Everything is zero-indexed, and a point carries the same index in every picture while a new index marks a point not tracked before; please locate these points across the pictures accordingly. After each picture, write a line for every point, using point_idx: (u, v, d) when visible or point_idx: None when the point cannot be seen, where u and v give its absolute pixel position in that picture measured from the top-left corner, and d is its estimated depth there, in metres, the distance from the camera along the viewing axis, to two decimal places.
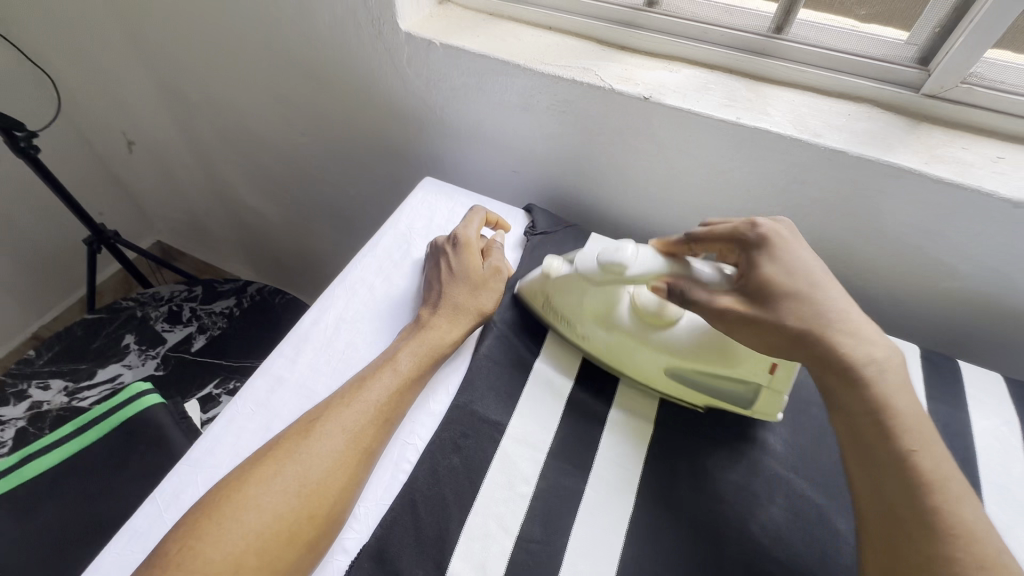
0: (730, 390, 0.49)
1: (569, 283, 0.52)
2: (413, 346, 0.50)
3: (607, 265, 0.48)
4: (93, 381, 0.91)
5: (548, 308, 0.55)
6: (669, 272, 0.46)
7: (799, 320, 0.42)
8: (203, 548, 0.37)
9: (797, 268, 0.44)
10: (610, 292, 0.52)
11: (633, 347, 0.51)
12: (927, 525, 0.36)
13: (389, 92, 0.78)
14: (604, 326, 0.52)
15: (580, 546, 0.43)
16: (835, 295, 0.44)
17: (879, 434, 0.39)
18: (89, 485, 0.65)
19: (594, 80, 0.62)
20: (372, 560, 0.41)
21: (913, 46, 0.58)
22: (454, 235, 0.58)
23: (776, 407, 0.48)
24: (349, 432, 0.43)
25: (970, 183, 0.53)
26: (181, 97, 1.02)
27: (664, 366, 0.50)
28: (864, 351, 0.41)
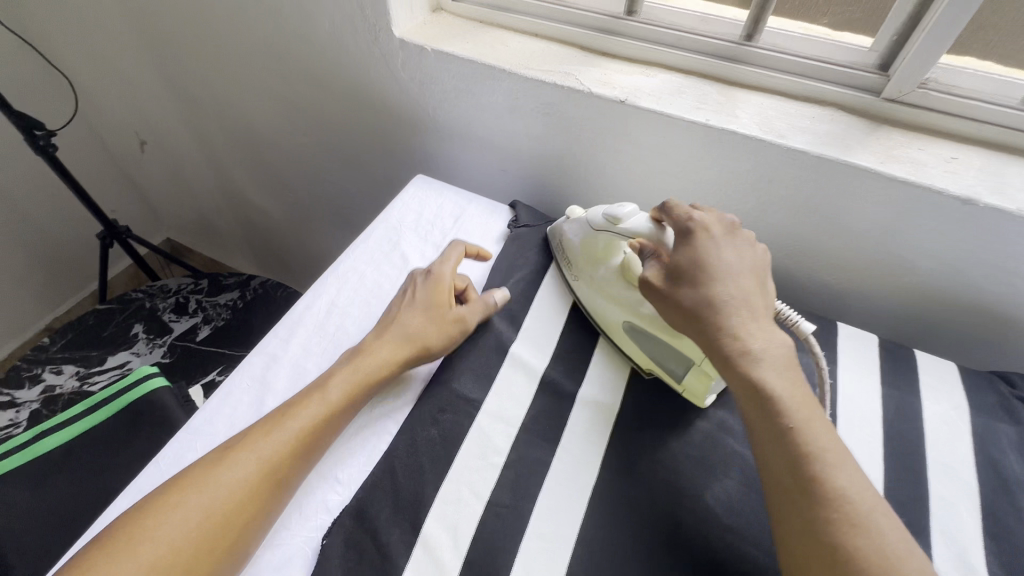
0: (669, 361, 0.53)
1: (579, 226, 0.61)
2: (348, 375, 0.50)
3: (608, 216, 0.56)
4: (103, 367, 0.96)
5: (563, 249, 0.64)
6: (648, 234, 0.53)
7: (694, 301, 0.47)
8: (147, 536, 0.39)
9: (711, 260, 0.48)
10: (614, 246, 0.58)
11: (607, 298, 0.58)
12: (812, 494, 0.37)
13: (385, 95, 0.82)
14: (593, 277, 0.59)
15: (545, 511, 0.46)
16: (738, 288, 0.47)
17: (766, 415, 0.41)
18: (97, 458, 0.69)
19: (575, 84, 0.66)
20: (354, 518, 0.45)
21: (875, 52, 0.61)
22: (430, 269, 0.59)
23: (703, 391, 0.51)
24: (264, 460, 0.44)
25: (923, 182, 0.56)
26: (191, 99, 1.07)
27: (624, 321, 0.56)
28: (747, 339, 0.44)
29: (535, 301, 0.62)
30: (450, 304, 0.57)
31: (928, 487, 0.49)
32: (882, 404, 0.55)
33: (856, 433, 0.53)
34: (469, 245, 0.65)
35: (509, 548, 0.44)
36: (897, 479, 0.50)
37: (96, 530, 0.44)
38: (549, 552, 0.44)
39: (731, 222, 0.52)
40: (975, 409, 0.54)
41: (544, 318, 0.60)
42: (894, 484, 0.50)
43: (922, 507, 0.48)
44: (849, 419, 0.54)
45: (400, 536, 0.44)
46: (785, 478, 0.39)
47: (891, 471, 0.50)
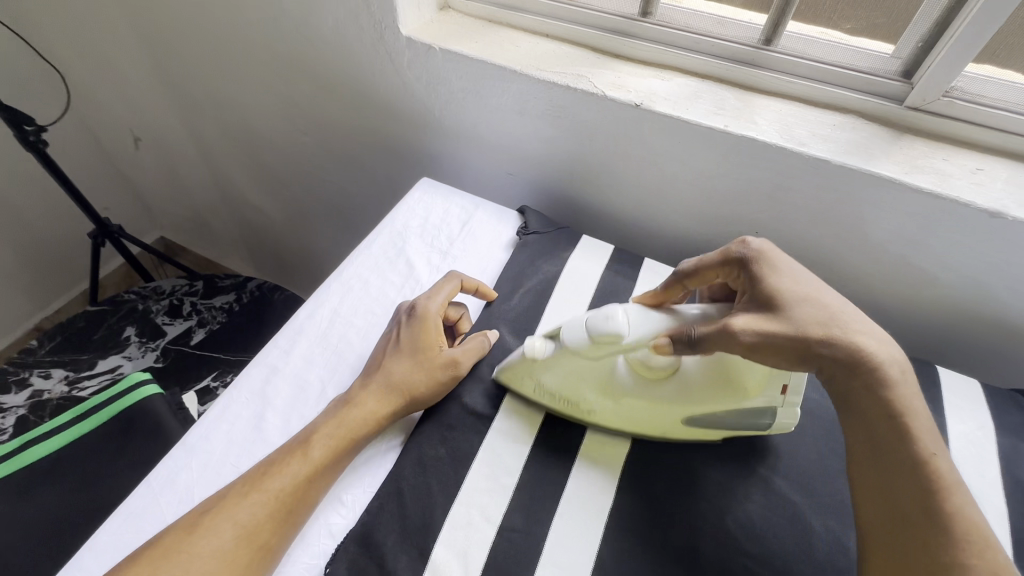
0: (747, 420, 0.48)
1: (558, 360, 0.48)
2: (332, 428, 0.46)
3: (602, 336, 0.44)
4: (94, 371, 0.93)
5: (542, 392, 0.50)
6: (668, 325, 0.45)
7: (815, 324, 0.42)
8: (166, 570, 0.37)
9: (797, 276, 0.46)
10: (603, 365, 0.47)
11: (647, 407, 0.47)
12: (947, 527, 0.36)
13: (389, 94, 0.80)
14: (611, 396, 0.48)
15: (560, 536, 0.44)
16: (837, 296, 0.45)
17: (900, 438, 0.40)
18: (85, 470, 0.66)
19: (588, 87, 0.64)
20: (358, 544, 0.43)
21: (898, 59, 0.59)
22: (415, 305, 0.54)
23: (790, 420, 0.49)
24: (241, 526, 0.40)
25: (949, 194, 0.54)
26: (188, 95, 1.05)
27: (682, 417, 0.47)
28: (882, 349, 0.42)
29: (546, 313, 0.60)
30: (441, 346, 0.52)
31: None
32: None
33: None
34: (466, 277, 0.58)
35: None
36: None
37: (83, 556, 0.42)
38: None
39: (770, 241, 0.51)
40: (1002, 429, 0.53)
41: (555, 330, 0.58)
42: None
43: None
44: None
45: (407, 562, 0.42)
46: (908, 506, 0.38)
47: None
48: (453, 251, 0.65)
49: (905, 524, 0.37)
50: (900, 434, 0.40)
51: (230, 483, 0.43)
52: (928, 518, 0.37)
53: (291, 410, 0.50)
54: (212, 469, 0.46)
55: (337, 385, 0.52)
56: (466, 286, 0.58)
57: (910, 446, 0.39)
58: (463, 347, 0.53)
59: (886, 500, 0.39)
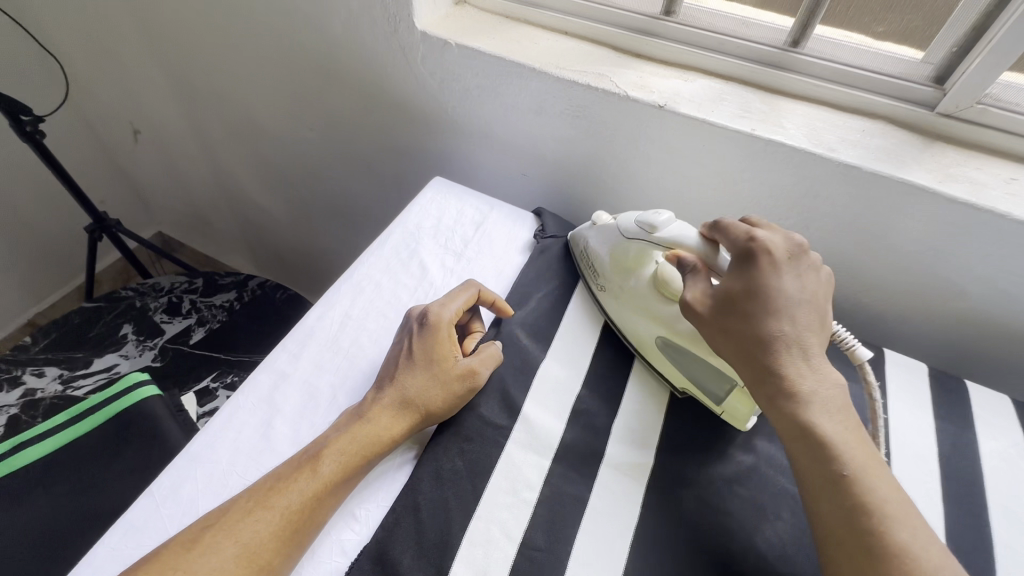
0: (707, 383, 0.49)
1: (608, 235, 0.57)
2: (344, 443, 0.43)
3: (641, 223, 0.52)
4: (89, 370, 0.90)
5: (585, 259, 0.60)
6: (691, 247, 0.49)
7: (753, 333, 0.43)
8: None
9: (775, 290, 0.43)
10: (642, 257, 0.54)
11: (641, 316, 0.53)
12: (875, 551, 0.35)
13: (400, 90, 0.78)
14: (622, 289, 0.55)
15: (584, 555, 0.42)
16: (794, 325, 0.43)
17: (821, 459, 0.39)
18: (81, 475, 0.63)
19: (610, 86, 0.62)
20: (372, 561, 0.41)
21: (929, 64, 0.57)
22: (427, 314, 0.51)
23: (745, 414, 0.48)
24: (243, 544, 0.38)
25: (984, 204, 0.52)
26: (191, 88, 1.02)
27: (659, 338, 0.52)
28: (800, 380, 0.41)
29: (564, 320, 0.58)
30: (456, 358, 0.50)
31: (992, 533, 0.46)
32: (936, 439, 0.51)
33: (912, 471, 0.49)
34: (482, 287, 0.56)
35: None
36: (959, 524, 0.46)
37: (80, 573, 0.39)
38: None
39: (798, 244, 0.47)
40: None
41: (574, 337, 0.56)
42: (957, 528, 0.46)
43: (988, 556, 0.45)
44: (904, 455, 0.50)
45: None
46: (839, 528, 0.37)
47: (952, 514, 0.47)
48: (467, 252, 0.63)
49: (842, 546, 0.36)
50: (822, 453, 0.39)
51: (233, 496, 0.41)
52: (860, 539, 0.36)
53: (301, 417, 0.48)
54: (217, 479, 0.44)
55: (350, 391, 0.50)
56: (481, 294, 0.55)
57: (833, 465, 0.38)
58: (482, 357, 0.51)
59: (824, 522, 0.38)
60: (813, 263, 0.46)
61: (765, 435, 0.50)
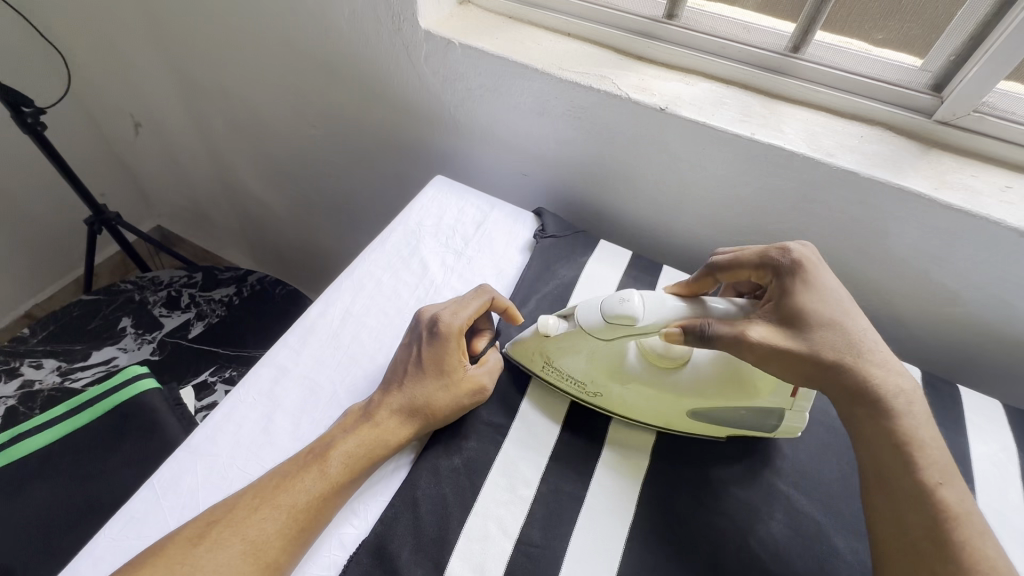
0: (752, 423, 0.48)
1: (570, 340, 0.48)
2: (350, 444, 0.44)
3: (615, 318, 0.44)
4: (87, 362, 0.90)
5: (551, 369, 0.50)
6: (679, 316, 0.44)
7: (838, 350, 0.42)
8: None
9: (833, 296, 0.45)
10: (615, 347, 0.48)
11: (655, 397, 0.48)
12: (955, 554, 0.36)
13: (403, 88, 0.78)
14: (620, 382, 0.48)
15: (579, 552, 0.42)
16: (862, 325, 0.44)
17: (903, 465, 0.40)
18: (79, 466, 0.63)
19: (612, 88, 0.63)
20: (371, 555, 0.41)
21: (927, 72, 0.58)
22: (439, 320, 0.50)
23: (799, 425, 0.48)
24: (249, 541, 0.38)
25: (979, 211, 0.53)
26: (193, 82, 1.02)
27: (686, 409, 0.48)
28: (897, 380, 0.42)
29: None
30: (465, 366, 0.49)
31: None
32: None
33: None
34: (497, 294, 0.54)
35: None
36: None
37: (81, 561, 0.40)
38: None
39: (817, 249, 0.50)
40: None
41: None
42: None
43: None
44: None
45: None
46: (918, 533, 0.38)
47: None
48: (468, 252, 0.63)
49: (914, 549, 0.37)
50: (903, 459, 0.40)
51: (238, 492, 0.41)
52: (936, 545, 0.37)
53: (301, 412, 0.48)
54: (218, 472, 0.44)
55: (350, 388, 0.50)
56: (494, 300, 0.54)
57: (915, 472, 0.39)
58: (487, 370, 0.51)
59: (897, 527, 0.38)
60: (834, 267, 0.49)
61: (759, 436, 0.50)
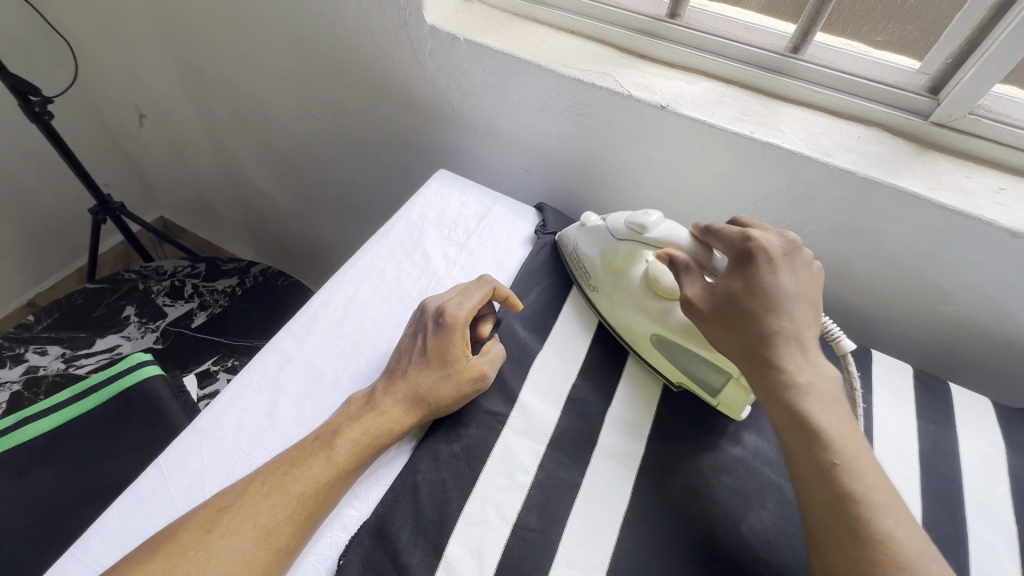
0: (703, 374, 0.51)
1: (598, 234, 0.58)
2: (356, 432, 0.44)
3: (633, 224, 0.54)
4: (91, 350, 0.91)
5: (575, 258, 0.61)
6: (682, 244, 0.51)
7: (749, 332, 0.44)
8: (184, 563, 0.36)
9: (770, 286, 0.45)
10: (630, 258, 0.56)
11: (633, 313, 0.54)
12: (858, 533, 0.36)
13: (408, 83, 0.79)
14: (615, 289, 0.56)
15: (575, 537, 0.44)
16: (792, 320, 0.44)
17: (806, 447, 0.40)
18: (84, 450, 0.64)
19: (614, 86, 0.64)
20: (372, 536, 0.42)
21: (925, 74, 0.59)
22: (444, 310, 0.51)
23: (740, 404, 0.49)
24: (260, 527, 0.39)
25: (972, 211, 0.54)
26: (198, 74, 1.03)
27: (651, 335, 0.53)
28: (796, 373, 0.43)
29: (561, 313, 0.59)
30: (468, 356, 0.50)
31: (968, 527, 0.48)
32: (918, 437, 0.53)
33: (893, 467, 0.51)
34: (498, 283, 0.55)
35: None
36: (935, 518, 0.48)
37: (90, 539, 0.41)
38: None
39: (792, 241, 0.48)
40: (1012, 446, 0.53)
41: (571, 330, 0.58)
42: (933, 522, 0.48)
43: (963, 549, 0.46)
44: (886, 452, 0.52)
45: (421, 558, 0.42)
46: (827, 514, 0.38)
47: (930, 508, 0.49)
48: (469, 244, 0.64)
49: (829, 532, 0.37)
50: (807, 441, 0.40)
51: (245, 477, 0.42)
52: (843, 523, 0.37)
53: (305, 398, 0.50)
54: (223, 456, 0.45)
55: (353, 376, 0.51)
56: (497, 291, 0.55)
57: (818, 454, 0.40)
58: (491, 359, 0.52)
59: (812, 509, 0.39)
60: (807, 260, 0.47)
61: (752, 428, 0.51)
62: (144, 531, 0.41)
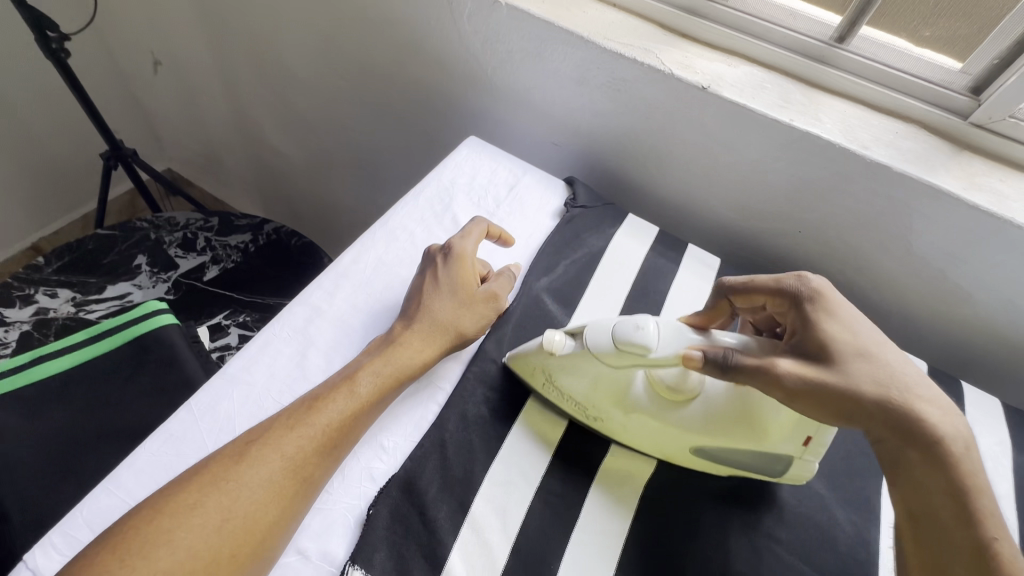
0: (759, 463, 0.45)
1: (580, 365, 0.45)
2: (378, 365, 0.45)
3: (627, 346, 0.42)
4: (102, 296, 0.91)
5: (552, 387, 0.47)
6: (699, 343, 0.42)
7: (869, 392, 0.39)
8: (213, 496, 0.37)
9: (857, 329, 0.42)
10: (620, 376, 0.45)
11: (660, 430, 0.45)
12: None
13: (441, 45, 0.77)
14: (627, 414, 0.45)
15: (597, 504, 0.45)
16: (896, 356, 0.41)
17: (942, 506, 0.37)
18: (100, 393, 0.64)
19: (656, 63, 0.63)
20: (401, 487, 0.43)
21: (968, 75, 0.58)
22: (450, 245, 0.53)
23: (810, 470, 0.45)
24: (287, 458, 0.39)
25: (1003, 214, 0.55)
26: (220, 22, 1.00)
27: (690, 445, 0.44)
28: (947, 415, 0.39)
29: (589, 288, 0.59)
30: (478, 283, 0.52)
31: None
32: None
33: None
34: (490, 222, 0.57)
35: (560, 539, 0.43)
36: None
37: (123, 472, 0.41)
38: (599, 547, 0.43)
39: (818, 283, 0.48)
40: (1018, 446, 0.54)
41: (597, 307, 0.58)
42: None
43: None
44: None
45: (448, 512, 0.42)
46: None
47: None
48: (499, 213, 0.64)
49: None
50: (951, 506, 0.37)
51: (272, 416, 0.42)
52: None
53: (334, 350, 0.50)
54: (254, 399, 0.46)
55: (380, 325, 0.52)
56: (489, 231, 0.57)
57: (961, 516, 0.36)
58: (505, 283, 0.54)
59: None
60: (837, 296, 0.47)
61: None
62: (176, 468, 0.42)
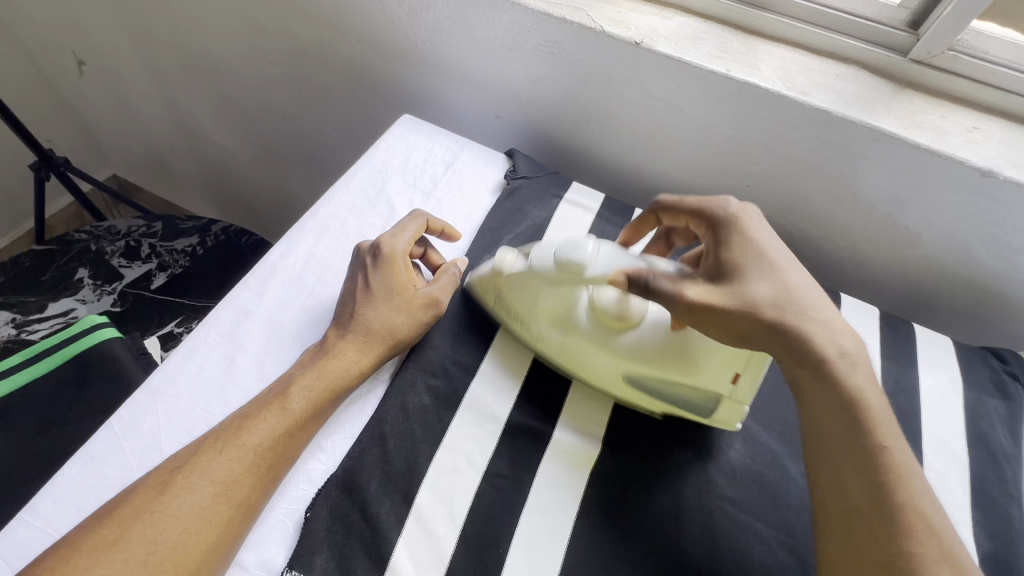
0: (691, 400, 0.46)
1: (525, 278, 0.49)
2: (311, 379, 0.43)
3: (567, 262, 0.45)
4: (44, 314, 0.87)
5: (508, 311, 0.51)
6: (629, 263, 0.45)
7: (766, 313, 0.42)
8: (139, 533, 0.35)
9: (764, 248, 0.44)
10: (566, 294, 0.48)
11: (594, 351, 0.48)
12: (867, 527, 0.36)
13: (367, 21, 0.73)
14: (567, 334, 0.49)
15: (545, 482, 0.44)
16: (803, 277, 0.44)
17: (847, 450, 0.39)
18: (41, 416, 0.61)
19: (586, 21, 0.60)
20: (340, 489, 0.42)
21: (906, 9, 0.56)
22: (379, 246, 0.50)
23: (737, 416, 0.46)
24: (218, 483, 0.37)
25: (945, 150, 0.54)
26: (137, 13, 0.94)
27: (621, 372, 0.47)
28: (841, 340, 0.42)
29: None
30: (416, 286, 0.50)
31: (923, 460, 0.50)
32: (882, 376, 0.54)
33: None
34: (432, 216, 0.55)
35: (510, 521, 0.42)
36: None
37: (41, 502, 0.39)
38: (548, 526, 0.42)
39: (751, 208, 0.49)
40: (969, 383, 0.54)
41: None
42: None
43: None
44: None
45: (391, 507, 0.41)
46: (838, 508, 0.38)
47: None
48: (437, 193, 0.61)
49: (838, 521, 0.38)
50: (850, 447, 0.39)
51: (200, 437, 0.40)
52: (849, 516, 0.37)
53: (266, 353, 0.48)
54: (180, 415, 0.44)
55: (313, 326, 0.50)
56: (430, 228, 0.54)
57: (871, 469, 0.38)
58: (449, 284, 0.51)
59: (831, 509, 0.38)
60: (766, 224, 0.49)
61: None
62: (100, 494, 0.40)
